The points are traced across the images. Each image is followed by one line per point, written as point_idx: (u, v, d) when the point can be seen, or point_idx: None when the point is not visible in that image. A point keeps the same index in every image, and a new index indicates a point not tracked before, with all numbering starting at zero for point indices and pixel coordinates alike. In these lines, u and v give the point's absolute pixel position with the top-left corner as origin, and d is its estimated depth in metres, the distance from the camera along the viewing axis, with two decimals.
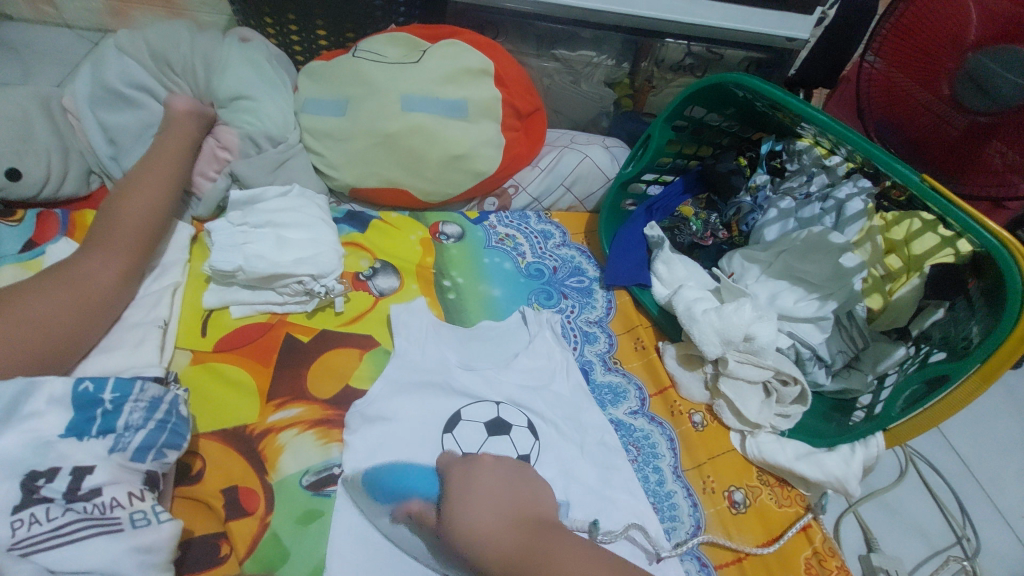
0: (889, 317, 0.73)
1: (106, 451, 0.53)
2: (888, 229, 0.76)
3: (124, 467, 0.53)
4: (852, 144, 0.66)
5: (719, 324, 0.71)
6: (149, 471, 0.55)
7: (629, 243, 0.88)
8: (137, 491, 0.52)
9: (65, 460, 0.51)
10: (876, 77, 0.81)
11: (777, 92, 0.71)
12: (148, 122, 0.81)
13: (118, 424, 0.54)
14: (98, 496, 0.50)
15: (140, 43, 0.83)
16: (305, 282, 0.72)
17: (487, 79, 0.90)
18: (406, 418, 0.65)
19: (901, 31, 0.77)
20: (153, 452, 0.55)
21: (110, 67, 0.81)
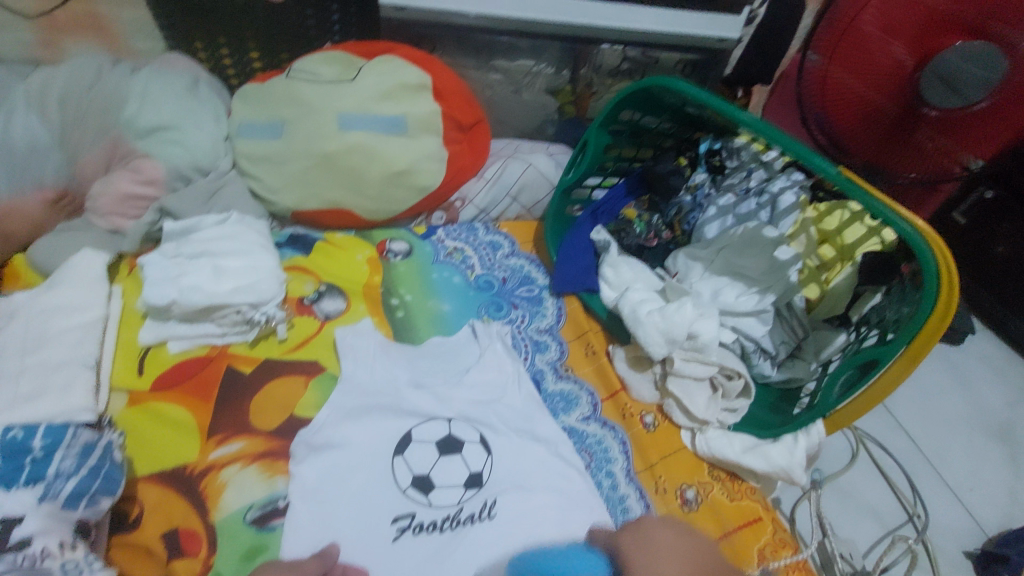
0: (827, 305, 0.75)
1: (36, 499, 0.50)
2: (821, 220, 0.78)
3: (56, 516, 0.50)
4: (775, 140, 0.68)
5: (662, 325, 0.72)
6: (81, 519, 0.52)
7: (576, 248, 0.88)
8: (70, 539, 0.50)
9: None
10: (818, 75, 0.82)
11: (700, 93, 0.73)
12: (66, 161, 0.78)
13: (48, 472, 0.52)
14: (27, 547, 0.48)
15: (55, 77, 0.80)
16: (245, 311, 0.71)
17: (425, 94, 0.90)
18: (355, 444, 0.63)
19: (835, 30, 0.77)
20: (85, 500, 0.52)
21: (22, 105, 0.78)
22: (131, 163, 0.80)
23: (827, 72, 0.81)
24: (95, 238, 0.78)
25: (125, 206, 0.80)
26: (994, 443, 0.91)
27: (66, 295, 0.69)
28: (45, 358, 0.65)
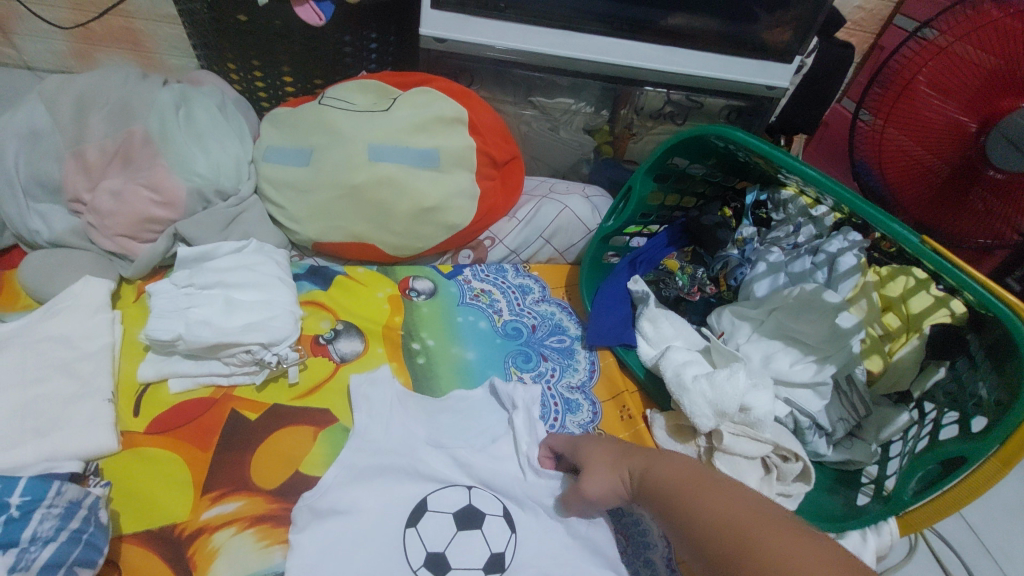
0: (890, 379, 0.69)
1: (3, 571, 0.42)
2: (883, 285, 0.73)
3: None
4: (833, 193, 0.63)
5: (711, 395, 0.65)
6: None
7: (613, 298, 0.82)
8: None
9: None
10: (867, 132, 0.86)
11: (756, 143, 0.68)
12: (77, 178, 0.75)
13: (23, 535, 0.44)
14: None
15: (69, 91, 0.77)
16: (255, 351, 0.65)
17: (460, 127, 0.86)
18: (363, 510, 0.56)
19: (889, 87, 0.81)
20: (61, 572, 0.44)
21: (39, 117, 0.76)
22: (128, 179, 0.75)
23: (876, 129, 0.85)
24: (93, 262, 0.75)
25: (136, 230, 0.76)
26: None
27: (63, 324, 0.65)
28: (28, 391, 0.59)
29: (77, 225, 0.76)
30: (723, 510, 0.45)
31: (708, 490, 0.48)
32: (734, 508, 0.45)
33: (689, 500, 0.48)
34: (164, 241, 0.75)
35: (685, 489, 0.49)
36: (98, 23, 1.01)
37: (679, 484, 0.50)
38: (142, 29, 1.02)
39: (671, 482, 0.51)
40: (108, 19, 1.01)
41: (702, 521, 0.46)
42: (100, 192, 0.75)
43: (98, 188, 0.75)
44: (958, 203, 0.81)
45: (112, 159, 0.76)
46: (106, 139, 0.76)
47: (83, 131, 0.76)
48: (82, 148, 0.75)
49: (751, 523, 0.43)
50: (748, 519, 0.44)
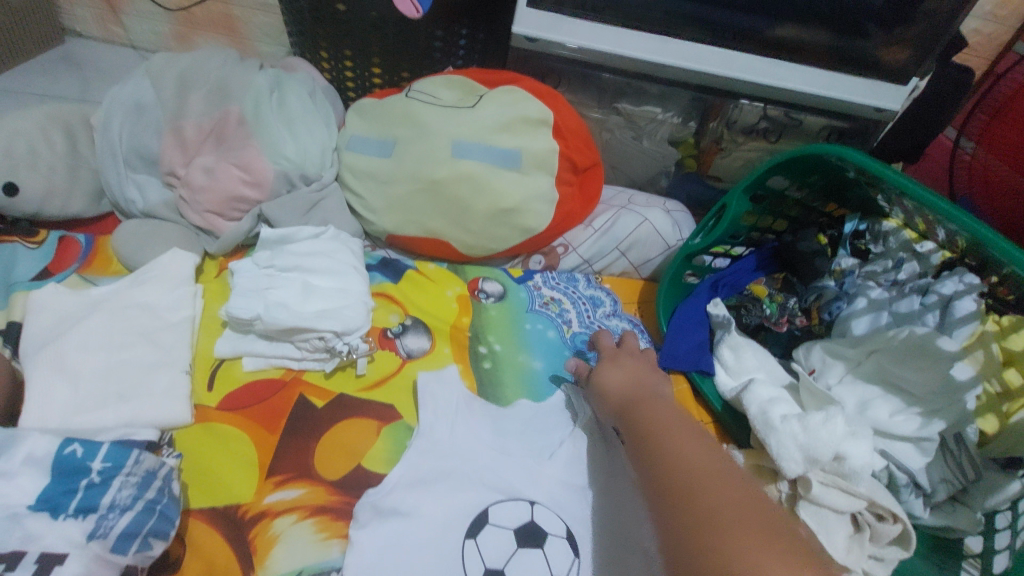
0: (1005, 444, 0.61)
1: (83, 537, 0.42)
2: (1005, 336, 0.64)
3: (102, 560, 0.42)
4: (956, 221, 0.60)
5: (803, 439, 0.60)
6: (128, 566, 0.43)
7: (689, 320, 0.78)
8: None
9: (31, 542, 0.40)
10: (966, 159, 0.92)
11: (870, 163, 0.63)
12: (174, 153, 0.77)
13: (102, 501, 0.44)
14: None
15: (173, 69, 0.80)
16: (328, 339, 0.65)
17: (545, 129, 0.84)
18: (425, 516, 0.54)
19: (987, 116, 0.89)
20: (137, 542, 0.44)
21: (145, 92, 0.79)
22: (221, 158, 0.77)
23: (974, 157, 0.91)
24: (181, 235, 0.77)
25: (223, 208, 0.78)
26: None
27: (151, 293, 0.67)
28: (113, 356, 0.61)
29: (169, 197, 0.79)
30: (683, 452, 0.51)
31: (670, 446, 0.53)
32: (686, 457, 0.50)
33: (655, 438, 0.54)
34: (247, 222, 0.77)
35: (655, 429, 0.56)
36: (201, 8, 1.06)
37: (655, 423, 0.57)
38: (239, 15, 1.06)
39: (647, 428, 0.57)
40: (211, 4, 1.05)
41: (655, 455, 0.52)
42: (193, 168, 0.77)
43: (192, 163, 0.77)
44: None
45: (208, 136, 0.78)
46: (203, 116, 0.78)
47: (182, 108, 0.78)
48: (181, 125, 0.78)
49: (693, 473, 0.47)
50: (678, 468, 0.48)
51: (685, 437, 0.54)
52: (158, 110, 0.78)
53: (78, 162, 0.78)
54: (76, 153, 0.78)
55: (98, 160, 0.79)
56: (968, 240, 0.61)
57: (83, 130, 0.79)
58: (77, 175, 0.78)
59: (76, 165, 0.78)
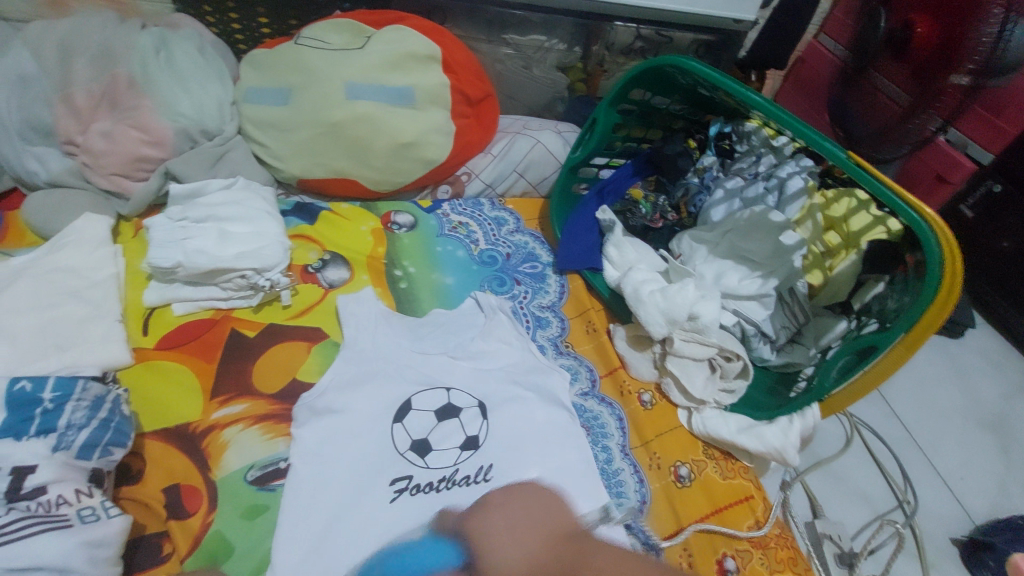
0: (830, 292, 0.75)
1: (50, 450, 0.50)
2: (828, 207, 0.77)
3: (70, 465, 0.50)
4: (790, 127, 0.68)
5: (663, 305, 0.72)
6: (95, 469, 0.52)
7: (580, 227, 0.88)
8: (86, 488, 0.50)
9: (2, 459, 0.48)
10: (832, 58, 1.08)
11: (696, 69, 0.72)
12: (69, 122, 0.79)
13: (59, 423, 0.52)
14: (42, 495, 0.48)
15: (49, 35, 0.79)
16: (249, 277, 0.72)
17: (435, 65, 0.89)
18: (354, 410, 0.64)
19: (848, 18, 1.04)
20: (99, 450, 0.52)
21: (21, 61, 0.78)
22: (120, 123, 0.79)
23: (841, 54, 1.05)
24: (91, 200, 0.80)
25: (130, 170, 0.80)
26: (985, 435, 0.93)
27: (72, 256, 0.71)
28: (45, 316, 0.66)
29: (71, 165, 0.80)
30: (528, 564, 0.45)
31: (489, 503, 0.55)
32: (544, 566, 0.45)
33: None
34: (155, 179, 0.80)
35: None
36: None
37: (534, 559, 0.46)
38: None
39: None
40: None
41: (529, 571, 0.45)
42: (92, 135, 0.79)
43: (91, 130, 0.79)
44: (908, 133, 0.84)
45: (100, 101, 0.80)
46: (92, 81, 0.79)
47: (66, 75, 0.79)
48: (70, 93, 0.78)
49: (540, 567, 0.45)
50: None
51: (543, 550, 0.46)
52: (41, 80, 0.78)
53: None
54: None
55: None
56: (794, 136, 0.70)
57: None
58: None
59: None
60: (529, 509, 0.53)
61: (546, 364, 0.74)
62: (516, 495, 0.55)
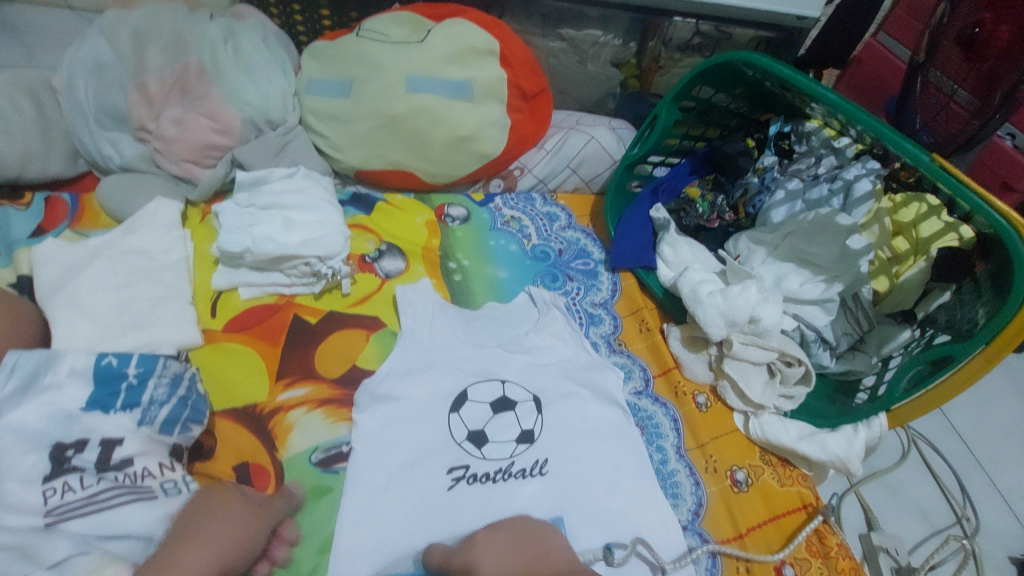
0: (897, 298, 0.72)
1: (134, 424, 0.52)
2: (896, 211, 0.74)
3: (153, 440, 0.53)
4: (863, 124, 0.66)
5: (723, 307, 0.71)
6: (175, 444, 0.55)
7: (634, 225, 0.87)
8: (168, 462, 0.52)
9: (92, 432, 0.51)
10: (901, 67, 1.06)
11: (766, 63, 0.71)
12: (143, 110, 0.82)
13: (143, 398, 0.54)
14: (129, 466, 0.50)
15: (125, 24, 0.82)
16: (313, 264, 0.73)
17: (493, 59, 0.89)
18: (413, 398, 0.65)
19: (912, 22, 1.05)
20: (179, 426, 0.55)
21: (100, 50, 0.81)
22: (191, 111, 0.82)
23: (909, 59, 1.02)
24: (161, 185, 0.83)
25: (199, 157, 0.83)
26: None
27: (146, 238, 0.74)
28: (122, 294, 0.69)
29: (144, 151, 0.84)
30: None
31: (478, 534, 0.53)
32: None
33: None
34: (222, 166, 0.82)
35: None
36: None
37: None
38: None
39: None
40: None
41: None
42: (163, 122, 0.82)
43: (163, 117, 0.82)
44: (967, 128, 0.80)
45: (171, 89, 0.82)
46: (164, 69, 0.82)
47: (140, 63, 0.82)
48: (144, 81, 0.81)
49: None
50: None
51: None
52: (118, 69, 0.82)
53: (49, 124, 0.82)
54: (45, 116, 0.82)
55: (68, 121, 0.82)
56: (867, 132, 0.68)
57: (47, 93, 0.82)
58: (50, 137, 0.81)
59: (48, 127, 0.81)
60: (506, 541, 0.52)
61: (600, 362, 0.73)
62: (497, 534, 0.53)
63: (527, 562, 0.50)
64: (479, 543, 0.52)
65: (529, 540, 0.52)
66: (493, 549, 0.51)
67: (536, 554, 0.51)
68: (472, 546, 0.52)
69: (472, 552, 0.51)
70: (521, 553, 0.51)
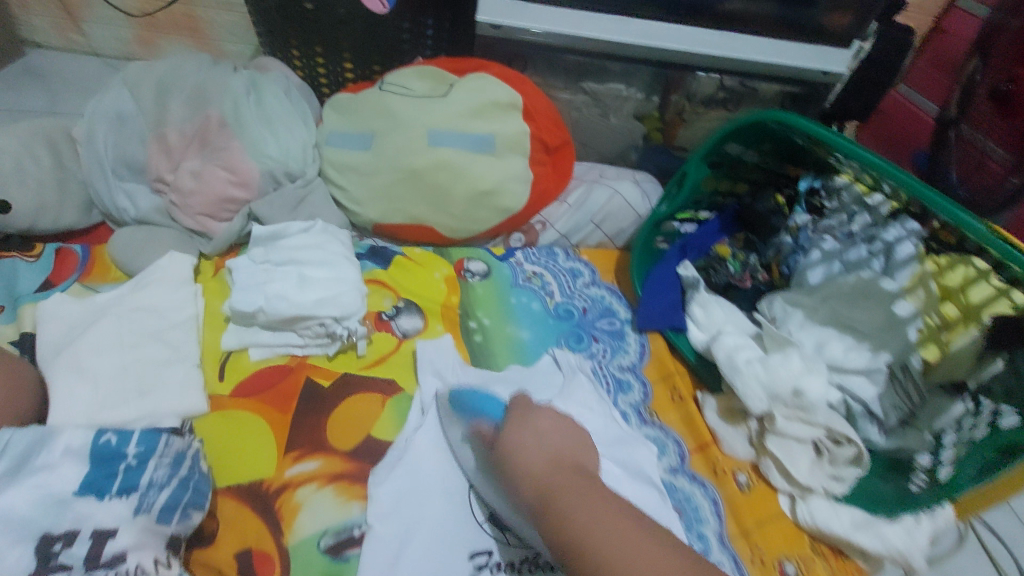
0: (948, 369, 0.66)
1: (130, 512, 0.48)
2: (942, 274, 0.68)
3: (150, 530, 0.48)
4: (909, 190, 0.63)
5: (764, 377, 0.67)
6: (173, 535, 0.49)
7: (661, 283, 0.84)
8: (163, 556, 0.47)
9: (83, 521, 0.46)
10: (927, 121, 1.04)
11: (802, 125, 0.69)
12: (161, 161, 0.80)
13: (142, 480, 0.50)
14: (122, 563, 0.44)
15: (149, 77, 0.82)
16: (328, 324, 0.70)
17: (515, 113, 0.88)
18: (429, 473, 0.61)
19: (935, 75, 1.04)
20: (178, 513, 0.50)
21: (122, 102, 0.81)
22: (209, 164, 0.80)
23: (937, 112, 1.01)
24: (176, 238, 0.80)
25: (216, 210, 0.81)
26: None
27: (156, 296, 0.71)
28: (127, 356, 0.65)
29: (160, 203, 0.82)
30: (545, 443, 0.55)
31: (544, 408, 0.60)
32: (568, 503, 0.48)
33: (553, 506, 0.48)
34: (239, 220, 0.81)
35: (553, 496, 0.48)
36: (164, 13, 1.06)
37: (544, 472, 0.52)
38: (203, 16, 1.06)
39: (548, 500, 0.49)
40: (173, 7, 1.05)
41: (533, 480, 0.52)
42: (181, 174, 0.80)
43: (181, 169, 0.80)
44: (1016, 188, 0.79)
45: (191, 141, 0.81)
46: (185, 121, 0.81)
47: (162, 116, 0.81)
48: (165, 133, 0.80)
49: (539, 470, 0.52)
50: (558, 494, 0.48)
51: (546, 461, 0.53)
52: (138, 120, 0.81)
53: (66, 175, 0.81)
54: (62, 166, 0.80)
55: (85, 172, 0.81)
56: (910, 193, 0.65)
57: (66, 143, 0.81)
58: (65, 187, 0.80)
59: (64, 178, 0.80)
60: (559, 425, 0.58)
61: (631, 435, 0.68)
62: (559, 420, 0.59)
63: (570, 446, 0.56)
64: (536, 414, 0.59)
65: (575, 436, 0.58)
66: (546, 423, 0.58)
67: (578, 447, 0.57)
68: (525, 419, 0.58)
69: (525, 419, 0.58)
70: (567, 442, 0.56)
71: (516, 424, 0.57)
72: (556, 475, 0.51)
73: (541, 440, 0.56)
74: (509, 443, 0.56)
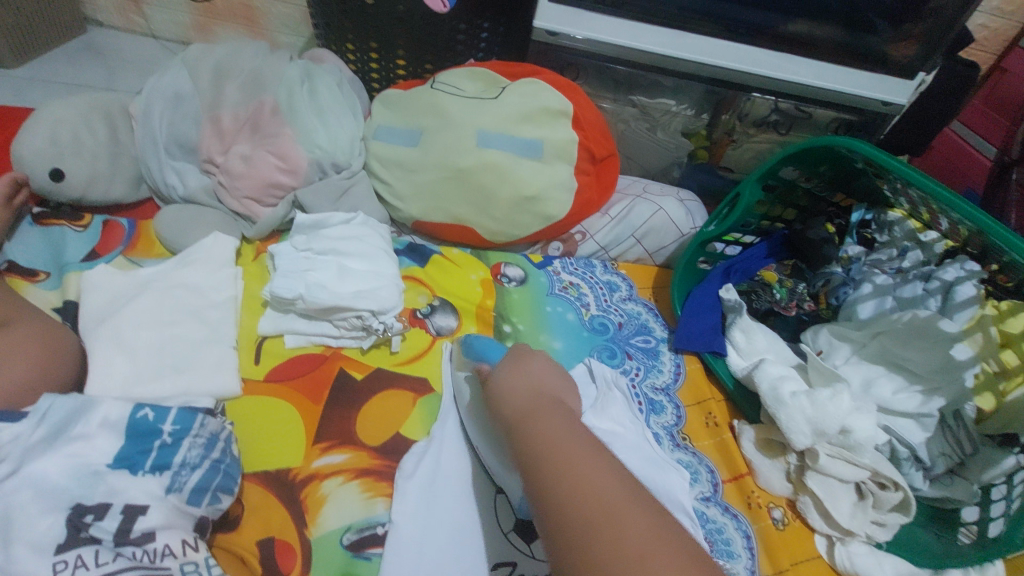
0: (1004, 419, 0.63)
1: (162, 491, 0.48)
2: (1003, 320, 0.66)
3: (178, 510, 0.48)
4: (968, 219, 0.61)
5: (811, 413, 0.65)
6: (202, 517, 0.49)
7: (701, 305, 0.82)
8: (191, 539, 0.46)
9: (115, 495, 0.46)
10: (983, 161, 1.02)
11: (872, 152, 0.66)
12: (212, 142, 0.81)
13: (175, 459, 0.49)
14: (150, 541, 0.44)
15: (208, 60, 0.83)
16: (365, 318, 0.69)
17: (565, 120, 0.87)
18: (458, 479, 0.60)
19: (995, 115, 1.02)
20: (208, 495, 0.50)
21: (180, 82, 0.82)
22: (258, 149, 0.81)
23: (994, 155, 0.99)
24: (220, 220, 0.81)
25: (261, 195, 0.81)
26: None
27: (198, 275, 0.72)
28: (165, 332, 0.65)
29: (207, 183, 0.82)
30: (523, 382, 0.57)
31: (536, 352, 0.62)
32: (539, 428, 0.49)
33: (525, 426, 0.50)
34: (283, 206, 0.81)
35: (529, 418, 0.51)
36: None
37: (522, 403, 0.53)
38: (259, 6, 1.08)
39: (519, 429, 0.50)
40: None
41: (511, 406, 0.54)
42: (230, 157, 0.81)
43: (231, 151, 0.81)
44: None
45: (243, 125, 0.82)
46: (240, 105, 0.82)
47: (217, 99, 0.82)
48: (218, 115, 0.81)
49: (519, 397, 0.55)
50: (529, 421, 0.50)
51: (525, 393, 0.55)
52: (194, 101, 0.82)
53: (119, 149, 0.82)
54: (117, 140, 0.82)
55: (138, 148, 0.82)
56: (972, 226, 0.63)
57: (122, 119, 0.82)
58: (117, 161, 0.81)
59: (118, 152, 0.81)
60: (547, 367, 0.59)
61: (663, 459, 0.66)
62: (551, 363, 0.60)
63: (552, 384, 0.57)
64: (529, 357, 0.60)
65: (561, 378, 0.59)
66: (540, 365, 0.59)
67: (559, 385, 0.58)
68: (519, 358, 0.60)
69: (517, 359, 0.60)
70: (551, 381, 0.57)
71: (511, 363, 0.59)
72: (528, 407, 0.52)
73: (523, 376, 0.57)
74: (495, 380, 0.58)
